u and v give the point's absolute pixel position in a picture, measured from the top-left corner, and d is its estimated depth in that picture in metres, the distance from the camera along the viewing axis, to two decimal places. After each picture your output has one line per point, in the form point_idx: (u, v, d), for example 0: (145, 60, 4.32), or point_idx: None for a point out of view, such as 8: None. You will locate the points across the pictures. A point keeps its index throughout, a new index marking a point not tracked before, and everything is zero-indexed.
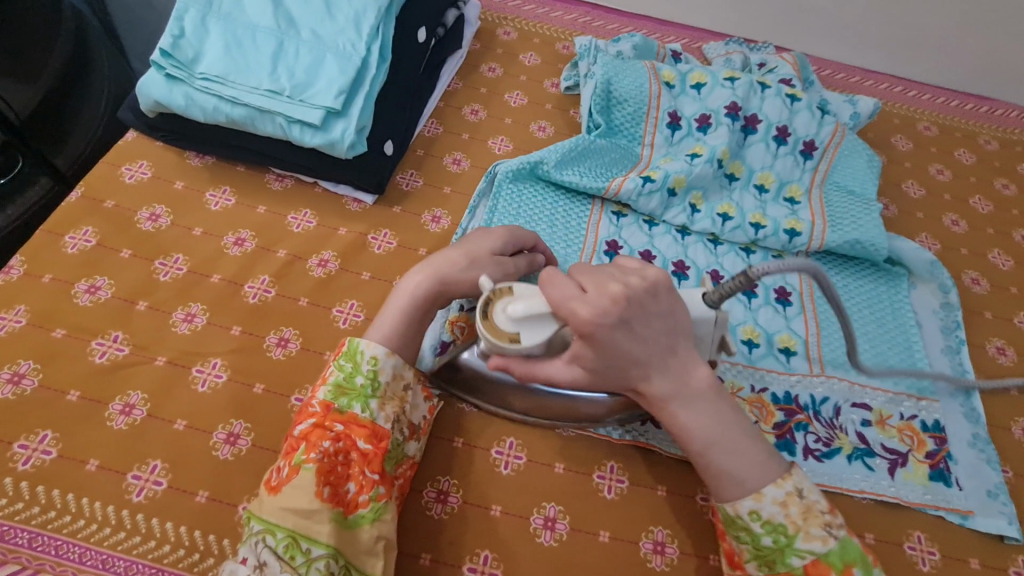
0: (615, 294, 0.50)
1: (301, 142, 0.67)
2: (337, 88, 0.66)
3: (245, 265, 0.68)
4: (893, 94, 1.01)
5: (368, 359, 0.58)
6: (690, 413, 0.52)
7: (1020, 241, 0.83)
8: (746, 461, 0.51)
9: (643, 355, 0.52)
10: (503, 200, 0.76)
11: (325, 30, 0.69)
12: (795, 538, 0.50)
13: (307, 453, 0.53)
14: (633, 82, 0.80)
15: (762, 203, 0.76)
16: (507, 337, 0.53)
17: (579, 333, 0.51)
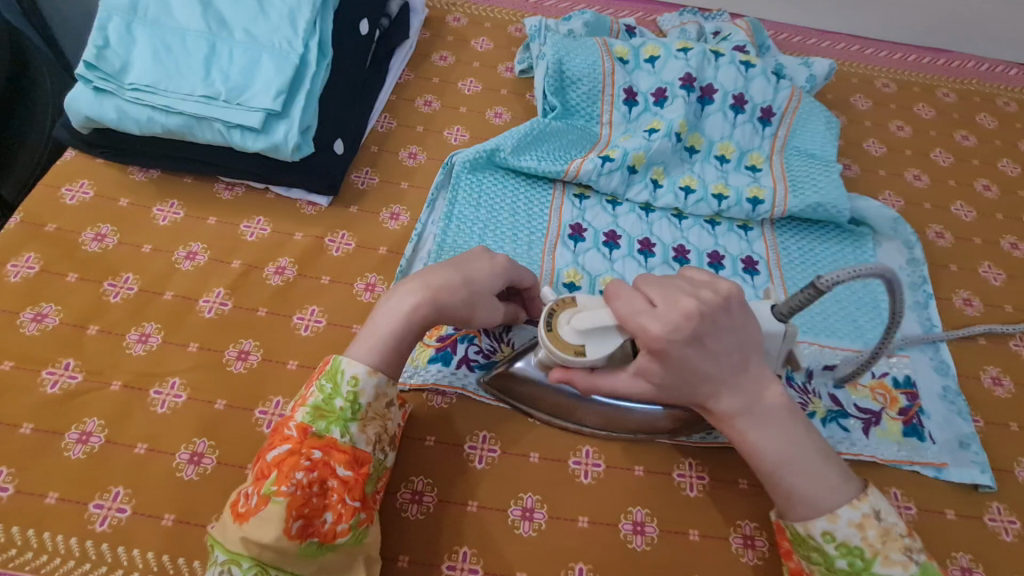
0: (688, 310, 0.51)
1: (244, 146, 0.70)
2: (275, 89, 0.69)
3: (200, 280, 0.71)
4: (849, 54, 1.10)
5: (348, 379, 0.54)
6: (761, 432, 0.52)
7: (979, 189, 0.93)
8: (819, 481, 0.51)
9: (712, 372, 0.53)
10: (463, 190, 0.82)
11: (258, 30, 0.72)
12: (873, 561, 0.49)
13: (277, 483, 0.50)
14: (585, 61, 0.88)
15: (724, 172, 0.85)
16: (573, 350, 0.53)
17: (650, 350, 0.52)
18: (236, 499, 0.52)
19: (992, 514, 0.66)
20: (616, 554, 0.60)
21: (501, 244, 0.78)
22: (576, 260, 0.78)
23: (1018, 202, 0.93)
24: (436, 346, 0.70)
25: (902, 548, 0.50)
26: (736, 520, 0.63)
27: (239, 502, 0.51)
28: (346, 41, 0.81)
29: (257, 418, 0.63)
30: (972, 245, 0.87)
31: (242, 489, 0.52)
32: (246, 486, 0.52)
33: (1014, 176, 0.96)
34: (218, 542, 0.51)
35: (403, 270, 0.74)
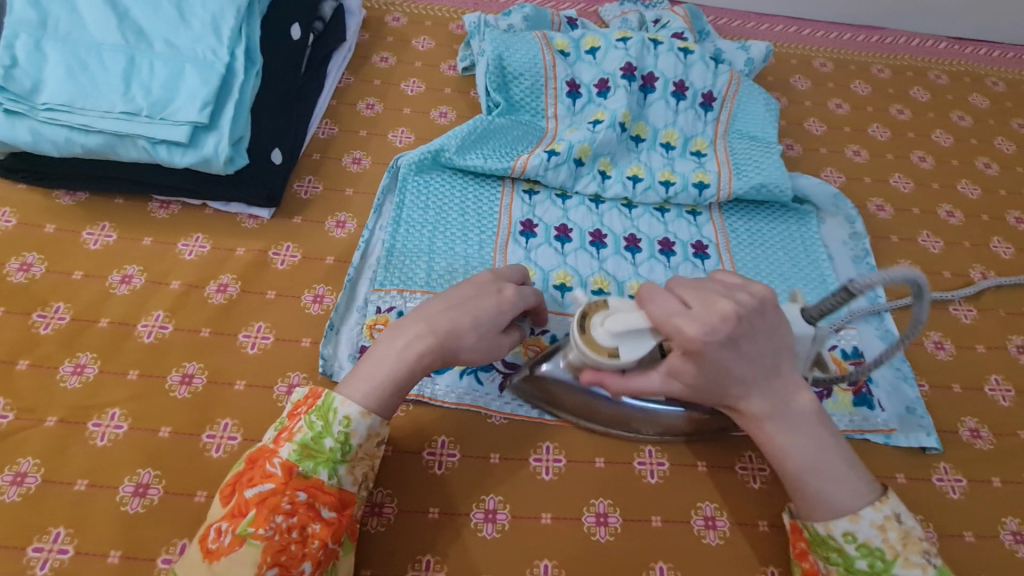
0: (725, 313, 0.50)
1: (171, 162, 0.67)
2: (200, 101, 0.66)
3: (138, 304, 0.68)
4: (787, 35, 1.12)
5: (340, 420, 0.53)
6: (789, 435, 0.52)
7: (915, 161, 0.96)
8: (843, 485, 0.52)
9: (746, 374, 0.52)
10: (410, 194, 0.80)
11: (180, 40, 0.69)
12: (894, 563, 0.50)
13: (256, 524, 0.49)
14: (524, 55, 0.87)
15: (670, 159, 0.86)
16: (606, 352, 0.54)
17: (684, 350, 0.50)
18: (206, 531, 0.50)
19: (939, 475, 0.68)
20: (581, 548, 0.60)
21: (452, 246, 0.77)
22: (528, 256, 0.78)
23: (952, 171, 0.96)
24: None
25: (921, 551, 0.51)
26: (696, 502, 0.64)
27: (209, 536, 0.50)
28: (276, 48, 0.79)
29: (205, 443, 0.61)
30: (911, 216, 0.90)
31: (213, 523, 0.50)
32: (219, 519, 0.50)
33: (947, 146, 0.99)
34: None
35: (351, 279, 0.73)
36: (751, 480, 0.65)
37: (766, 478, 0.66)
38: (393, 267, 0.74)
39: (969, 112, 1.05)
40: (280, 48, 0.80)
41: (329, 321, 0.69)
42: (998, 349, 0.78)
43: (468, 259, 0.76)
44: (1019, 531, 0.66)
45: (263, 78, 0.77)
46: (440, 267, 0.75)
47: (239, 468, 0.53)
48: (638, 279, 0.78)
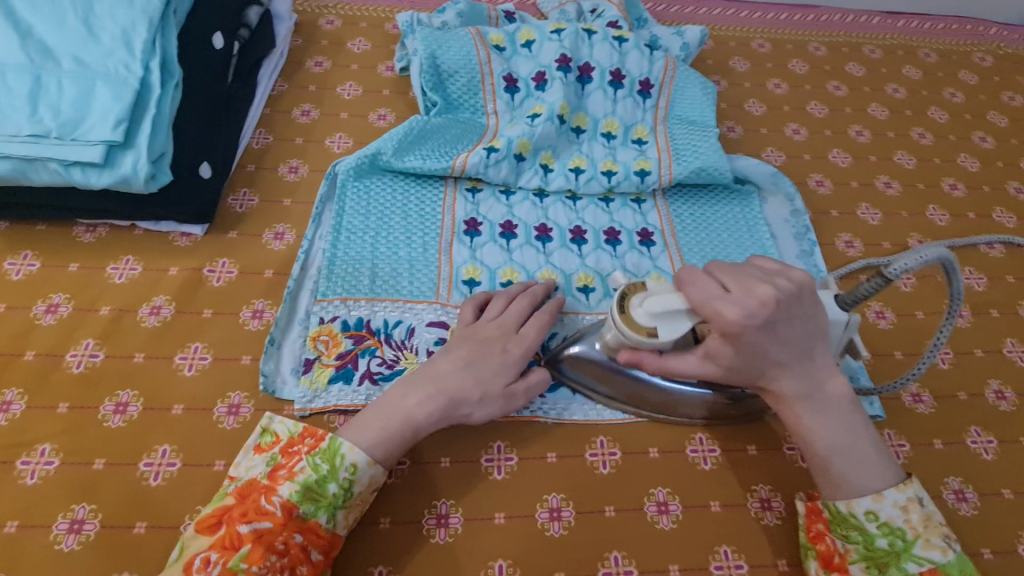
0: (765, 298, 0.51)
1: (88, 184, 0.65)
2: (113, 119, 0.64)
3: (66, 334, 0.66)
4: (725, 19, 1.13)
5: (347, 467, 0.54)
6: (818, 416, 0.54)
7: (852, 135, 0.98)
8: (868, 469, 0.54)
9: (782, 356, 0.53)
10: (349, 200, 0.79)
11: (89, 55, 0.67)
12: (914, 543, 0.52)
13: (249, 561, 0.48)
14: (458, 53, 0.86)
15: (612, 149, 0.86)
16: (644, 332, 0.54)
17: (721, 331, 0.52)
18: (189, 561, 0.48)
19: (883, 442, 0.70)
20: (535, 545, 0.60)
21: (396, 250, 0.76)
22: (473, 256, 0.77)
23: (888, 143, 0.98)
24: (335, 365, 0.67)
25: (941, 534, 0.52)
26: (649, 489, 0.64)
27: (193, 565, 0.48)
28: (196, 60, 0.76)
29: (142, 472, 0.59)
30: (850, 189, 0.92)
31: (199, 552, 0.49)
32: (205, 550, 0.49)
33: (883, 119, 1.01)
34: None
35: (291, 291, 0.71)
36: (702, 463, 0.66)
37: (716, 459, 0.66)
38: (336, 276, 0.73)
39: (902, 84, 1.07)
40: (200, 58, 0.77)
41: (269, 336, 0.68)
42: (937, 314, 0.80)
43: (413, 263, 0.75)
44: (960, 489, 0.68)
45: (184, 88, 0.74)
46: (384, 273, 0.74)
47: (227, 502, 0.52)
48: (585, 271, 0.77)
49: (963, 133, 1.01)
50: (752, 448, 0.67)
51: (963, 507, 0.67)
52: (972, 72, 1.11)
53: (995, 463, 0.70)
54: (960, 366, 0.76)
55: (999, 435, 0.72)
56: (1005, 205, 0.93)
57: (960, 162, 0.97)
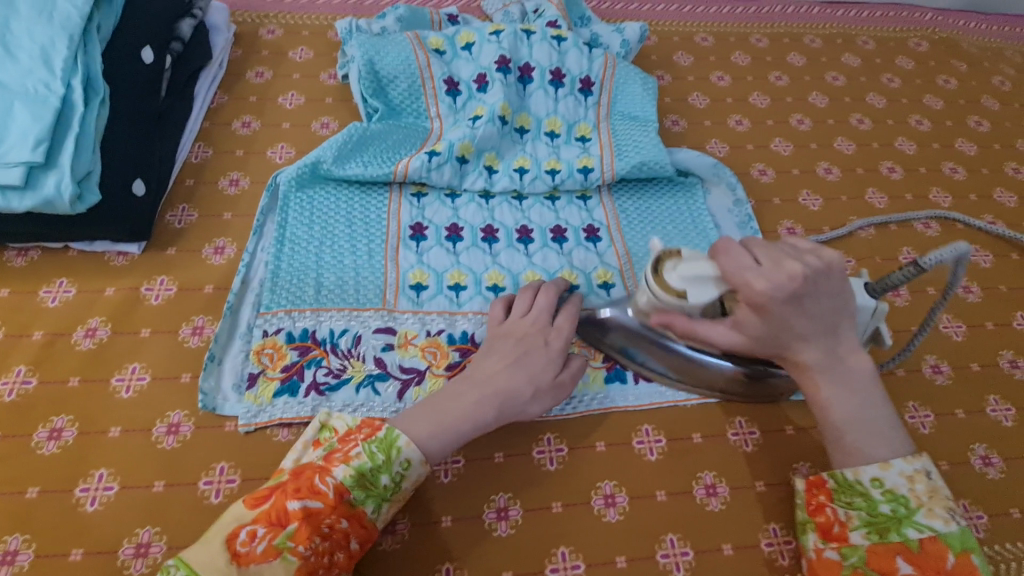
0: (794, 272, 0.53)
1: (11, 207, 0.64)
2: (33, 139, 0.63)
3: (109, 359, 0.66)
4: (722, 16, 1.18)
5: (401, 462, 0.54)
6: (837, 388, 0.55)
7: (854, 123, 1.05)
8: (881, 440, 0.55)
9: (808, 330, 0.55)
10: (292, 210, 0.79)
11: (7, 76, 0.66)
12: (916, 511, 0.54)
13: (295, 540, 0.50)
14: (396, 58, 0.87)
15: (555, 147, 0.88)
16: (675, 294, 0.58)
17: (750, 302, 0.54)
18: (235, 532, 0.50)
19: (910, 413, 0.74)
20: (594, 532, 0.62)
21: (341, 259, 0.77)
22: (420, 260, 0.78)
23: (889, 131, 1.04)
24: (280, 377, 0.67)
25: (945, 506, 0.54)
26: (697, 472, 0.66)
27: (239, 538, 0.49)
28: (125, 75, 0.76)
29: (203, 490, 0.59)
30: (856, 175, 0.97)
31: (246, 525, 0.50)
32: (250, 523, 0.50)
33: (881, 107, 1.08)
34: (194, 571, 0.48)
35: (231, 305, 0.71)
36: (744, 445, 0.69)
37: (757, 440, 0.69)
38: (279, 288, 0.73)
39: (897, 74, 1.14)
40: (131, 74, 0.76)
41: (209, 353, 0.67)
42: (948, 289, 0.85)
43: (358, 270, 0.76)
44: (986, 454, 0.72)
45: (112, 104, 0.74)
46: (329, 282, 0.74)
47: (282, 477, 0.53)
48: (604, 267, 0.80)
49: (960, 119, 1.08)
50: (790, 427, 0.70)
51: (989, 471, 0.71)
52: (963, 61, 1.18)
53: (1015, 428, 0.74)
54: (973, 338, 0.81)
55: (1015, 402, 0.76)
56: (1004, 185, 0.99)
57: (958, 147, 1.04)
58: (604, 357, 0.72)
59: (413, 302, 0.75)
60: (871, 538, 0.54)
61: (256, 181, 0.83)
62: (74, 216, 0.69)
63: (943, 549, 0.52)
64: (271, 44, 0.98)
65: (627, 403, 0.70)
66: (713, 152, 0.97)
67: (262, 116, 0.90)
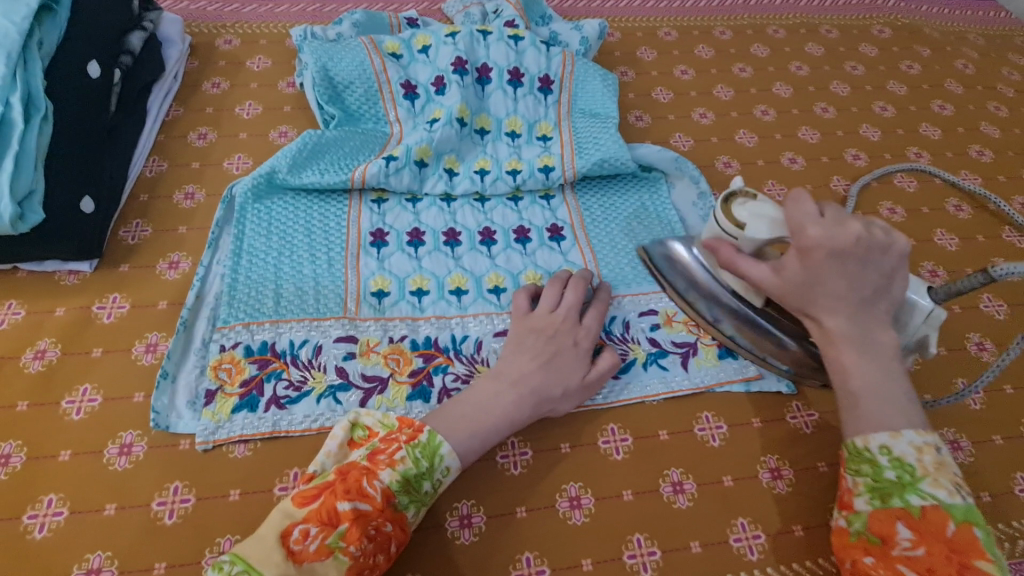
0: (854, 231, 0.55)
1: None
2: None
3: (59, 381, 0.64)
4: (685, 10, 1.18)
5: (443, 468, 0.57)
6: (860, 356, 0.56)
7: (818, 112, 1.05)
8: (891, 411, 0.55)
9: (844, 292, 0.56)
10: (249, 221, 0.78)
11: None
12: (922, 479, 0.52)
13: (347, 540, 0.50)
14: (350, 63, 0.86)
15: (516, 147, 0.87)
16: (733, 224, 0.61)
17: (798, 247, 0.56)
18: (288, 530, 0.50)
19: None
20: (559, 535, 0.61)
21: (300, 268, 0.75)
22: (381, 266, 0.77)
23: (853, 118, 1.04)
24: (239, 393, 0.65)
25: (950, 479, 0.52)
26: (663, 470, 0.66)
27: (292, 536, 0.49)
28: (69, 90, 0.74)
29: (156, 511, 0.58)
30: (821, 163, 0.97)
31: (298, 524, 0.50)
32: (303, 521, 0.50)
33: (845, 95, 1.08)
34: (250, 566, 0.48)
35: (186, 320, 0.69)
36: (711, 440, 0.68)
37: (724, 434, 0.68)
38: (237, 301, 0.71)
39: (860, 61, 1.14)
40: (76, 89, 0.75)
41: (161, 369, 0.65)
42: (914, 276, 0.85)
43: (318, 279, 0.75)
44: (955, 439, 0.72)
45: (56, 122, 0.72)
46: (288, 293, 0.73)
47: (330, 478, 0.53)
48: (569, 266, 0.80)
49: (923, 104, 1.09)
50: (757, 420, 0.70)
51: (959, 456, 0.71)
52: (926, 46, 1.19)
53: (984, 412, 0.74)
54: (939, 322, 0.81)
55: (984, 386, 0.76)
56: (969, 168, 1.00)
57: (922, 132, 1.04)
58: None
59: (375, 308, 0.74)
60: (875, 505, 0.54)
61: (211, 194, 0.81)
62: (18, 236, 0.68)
63: (945, 518, 0.51)
64: (228, 54, 0.97)
65: (595, 401, 0.69)
66: (677, 146, 0.97)
67: (219, 127, 0.88)
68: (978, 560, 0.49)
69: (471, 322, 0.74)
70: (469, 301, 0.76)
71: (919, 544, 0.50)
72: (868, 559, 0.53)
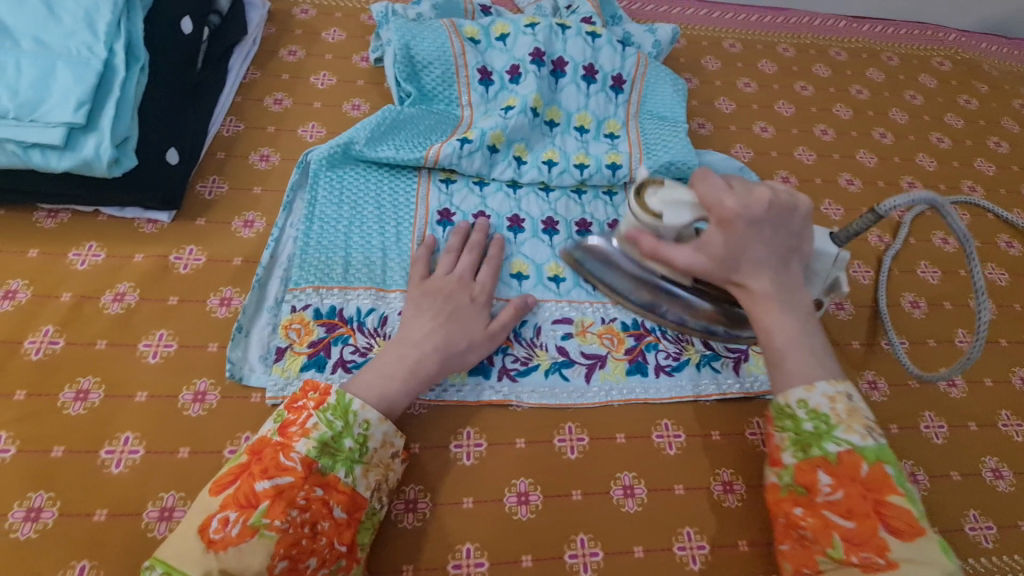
0: (762, 197, 0.58)
1: (48, 166, 0.64)
2: (75, 100, 0.63)
3: (137, 325, 0.66)
4: (750, 23, 1.19)
5: (361, 422, 0.57)
6: (782, 313, 0.58)
7: (876, 137, 1.06)
8: (811, 365, 0.57)
9: (762, 256, 0.58)
10: (322, 188, 0.79)
11: (49, 36, 0.66)
12: (836, 427, 0.55)
13: (271, 516, 0.50)
14: (431, 44, 0.88)
15: (584, 142, 0.88)
16: (651, 215, 0.62)
17: (719, 219, 0.58)
18: (207, 521, 0.50)
19: (925, 423, 0.75)
20: (612, 521, 0.62)
21: (369, 240, 0.77)
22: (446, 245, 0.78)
23: (910, 146, 1.06)
24: (307, 352, 0.67)
25: (863, 424, 0.55)
26: (714, 469, 0.67)
27: (211, 526, 0.50)
28: (164, 44, 0.76)
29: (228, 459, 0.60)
30: (877, 188, 0.98)
31: (215, 514, 0.50)
32: (221, 510, 0.50)
33: (903, 123, 1.09)
34: (172, 566, 0.48)
35: (260, 278, 0.71)
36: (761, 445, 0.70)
37: None
38: (308, 265, 0.73)
39: (920, 91, 1.15)
40: (168, 44, 0.76)
41: (237, 324, 0.67)
42: (963, 306, 0.86)
43: (386, 252, 0.76)
44: (997, 467, 0.73)
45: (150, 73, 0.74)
46: (357, 262, 0.74)
47: (242, 461, 0.53)
48: None
49: (980, 139, 1.10)
50: None
51: (1000, 484, 0.72)
52: (984, 83, 1.20)
53: None
54: (986, 353, 0.82)
55: None
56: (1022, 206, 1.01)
57: (977, 166, 1.05)
58: (627, 350, 0.73)
59: None
60: (799, 458, 0.56)
61: (286, 158, 0.83)
62: (108, 180, 0.69)
63: (859, 459, 0.53)
64: (304, 24, 0.99)
65: (648, 396, 0.70)
66: (738, 157, 0.98)
67: (295, 94, 0.90)
68: (889, 494, 0.52)
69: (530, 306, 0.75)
70: (529, 287, 0.76)
71: (838, 488, 0.53)
72: (797, 510, 0.55)
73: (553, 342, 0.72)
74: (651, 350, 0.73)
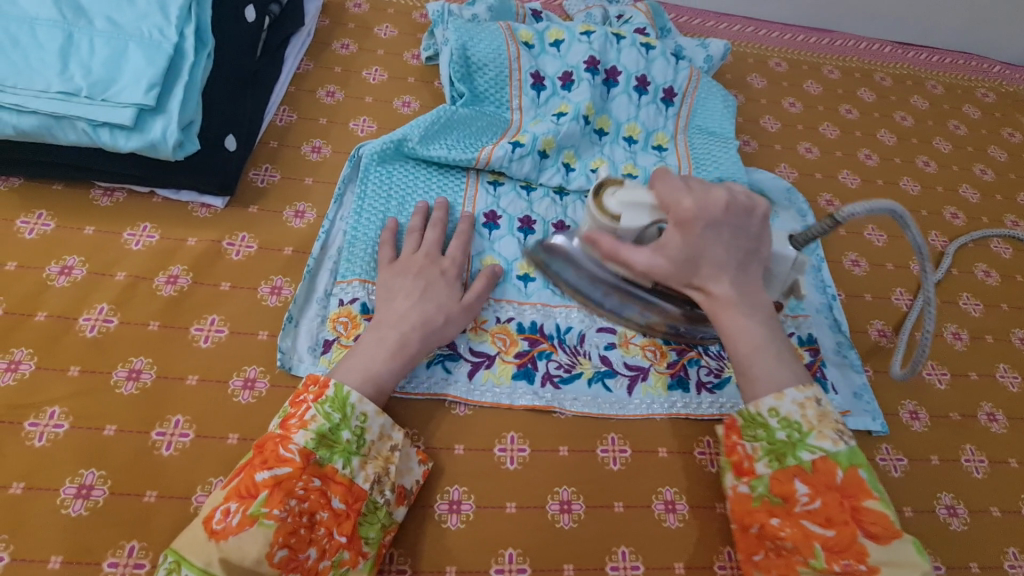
0: (719, 199, 0.58)
1: (115, 146, 0.64)
2: (146, 82, 0.63)
3: (189, 308, 0.66)
4: (796, 43, 1.19)
5: (358, 414, 0.56)
6: (746, 318, 0.57)
7: (919, 165, 1.05)
8: (779, 370, 0.57)
9: (721, 258, 0.58)
10: (372, 182, 0.79)
11: (122, 18, 0.66)
12: (808, 434, 0.55)
13: (269, 505, 0.50)
14: (487, 46, 0.88)
15: (632, 153, 0.88)
16: (610, 216, 0.60)
17: (676, 220, 0.57)
18: (211, 512, 0.50)
19: (966, 456, 0.74)
20: (654, 534, 0.62)
21: None
22: (492, 247, 0.78)
23: (953, 176, 1.05)
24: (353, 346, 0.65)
25: (835, 428, 0.55)
26: None
27: (215, 516, 0.50)
28: (228, 32, 0.77)
29: None
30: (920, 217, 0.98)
31: (219, 505, 0.51)
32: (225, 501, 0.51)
33: (947, 153, 1.09)
34: (182, 557, 0.48)
35: (311, 269, 0.71)
36: None
37: None
38: (354, 258, 0.72)
39: (963, 121, 1.15)
40: (233, 33, 0.78)
41: (287, 314, 0.67)
42: (1005, 341, 0.86)
43: None
44: None
45: (214, 60, 0.75)
46: None
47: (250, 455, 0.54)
48: None
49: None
50: None
51: None
52: None
53: None
54: None
55: None
56: None
57: (1020, 201, 1.05)
58: (669, 363, 0.72)
59: None
60: (773, 468, 0.55)
61: (337, 150, 0.83)
62: (170, 163, 0.70)
63: (832, 466, 0.53)
64: (357, 18, 0.99)
65: (688, 412, 0.70)
66: (782, 177, 0.98)
67: (346, 87, 0.90)
68: (865, 500, 0.52)
69: (574, 313, 0.74)
70: None
71: (815, 497, 0.53)
72: (773, 521, 0.55)
73: (596, 351, 0.72)
74: (692, 366, 0.72)
